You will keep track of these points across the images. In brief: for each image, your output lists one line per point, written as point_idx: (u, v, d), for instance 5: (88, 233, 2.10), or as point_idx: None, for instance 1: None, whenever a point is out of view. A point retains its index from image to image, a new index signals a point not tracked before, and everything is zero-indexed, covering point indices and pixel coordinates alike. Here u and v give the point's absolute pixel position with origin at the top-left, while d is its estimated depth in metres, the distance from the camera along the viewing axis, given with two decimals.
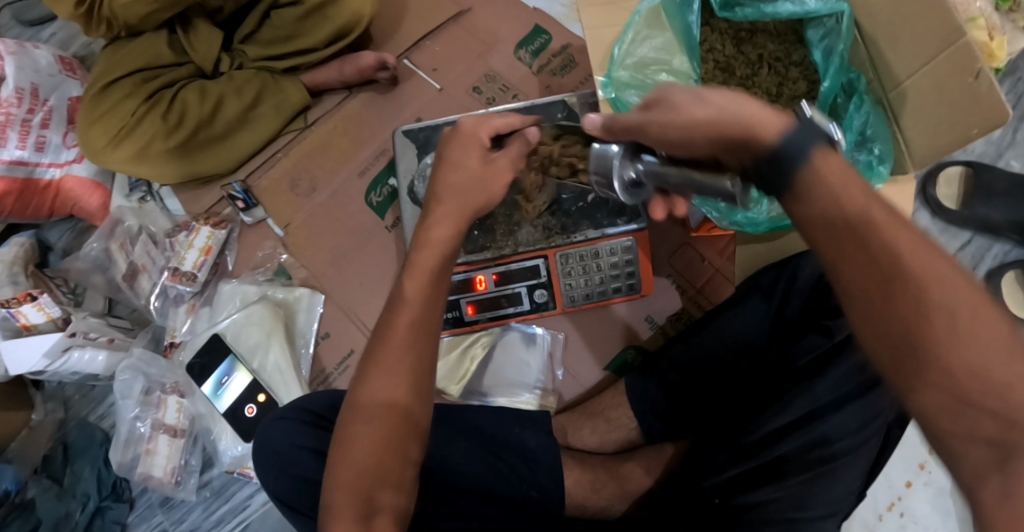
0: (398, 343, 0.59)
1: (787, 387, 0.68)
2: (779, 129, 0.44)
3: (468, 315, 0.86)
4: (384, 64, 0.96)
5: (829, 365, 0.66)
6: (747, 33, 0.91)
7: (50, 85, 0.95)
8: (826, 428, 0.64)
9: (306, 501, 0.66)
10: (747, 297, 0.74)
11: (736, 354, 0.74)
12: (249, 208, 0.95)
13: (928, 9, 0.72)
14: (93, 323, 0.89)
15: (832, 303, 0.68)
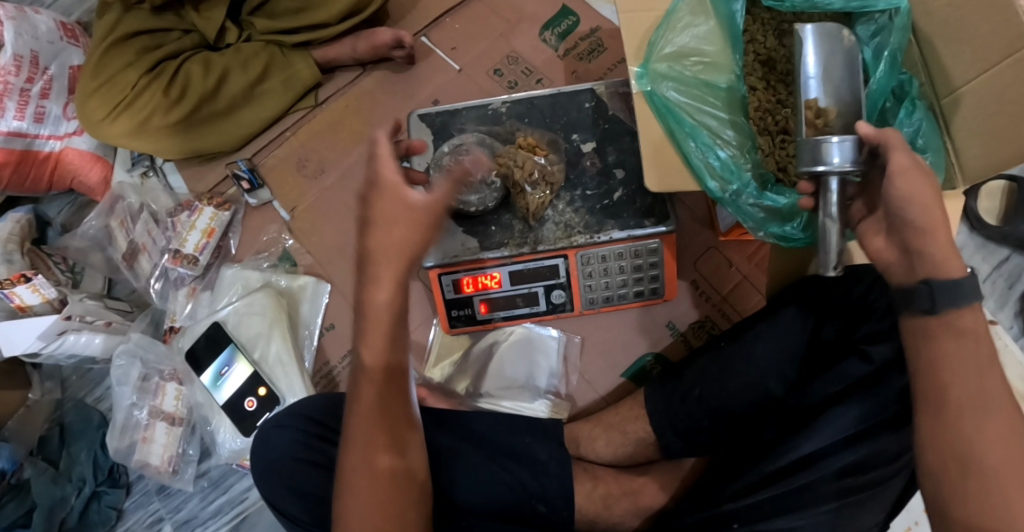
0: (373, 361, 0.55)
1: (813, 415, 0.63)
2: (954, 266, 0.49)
3: (480, 313, 0.82)
4: (400, 42, 0.89)
5: (855, 398, 0.61)
6: (792, 23, 0.81)
7: (51, 52, 0.91)
8: (855, 459, 0.60)
9: (300, 511, 0.64)
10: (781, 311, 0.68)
11: (766, 375, 0.67)
12: (255, 190, 0.91)
13: (992, 13, 0.68)
14: (90, 306, 0.85)
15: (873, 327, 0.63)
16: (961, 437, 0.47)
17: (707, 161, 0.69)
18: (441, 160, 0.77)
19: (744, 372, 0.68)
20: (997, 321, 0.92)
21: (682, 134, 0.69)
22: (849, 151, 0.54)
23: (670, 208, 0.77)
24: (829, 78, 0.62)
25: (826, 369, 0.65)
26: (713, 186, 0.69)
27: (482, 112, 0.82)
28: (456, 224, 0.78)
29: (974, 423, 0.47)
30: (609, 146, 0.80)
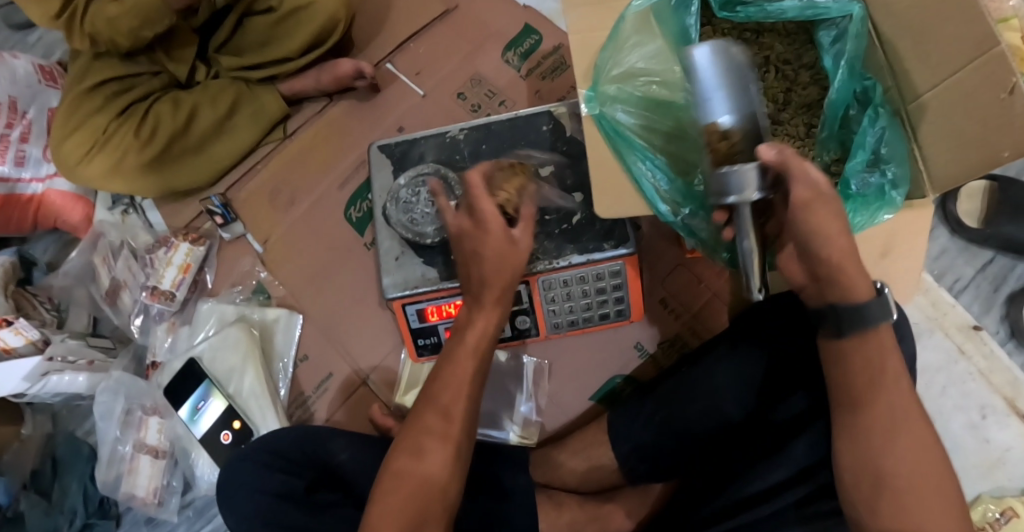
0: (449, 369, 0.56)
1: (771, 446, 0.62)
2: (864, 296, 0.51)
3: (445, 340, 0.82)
4: (361, 72, 0.91)
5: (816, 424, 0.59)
6: (753, 33, 0.86)
7: (29, 96, 0.93)
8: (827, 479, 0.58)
9: None
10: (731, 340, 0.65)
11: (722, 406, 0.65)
12: (228, 223, 0.92)
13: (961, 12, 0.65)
14: (71, 345, 0.88)
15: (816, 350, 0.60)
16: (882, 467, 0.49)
17: (657, 185, 0.68)
18: (398, 194, 0.78)
19: (697, 402, 0.66)
20: (982, 326, 0.92)
21: (632, 157, 0.68)
22: (757, 177, 0.53)
23: (629, 229, 0.76)
24: (731, 94, 0.61)
25: (780, 396, 0.62)
26: (664, 209, 0.68)
27: (440, 141, 0.82)
28: (417, 255, 0.78)
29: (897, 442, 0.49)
30: (569, 169, 0.79)
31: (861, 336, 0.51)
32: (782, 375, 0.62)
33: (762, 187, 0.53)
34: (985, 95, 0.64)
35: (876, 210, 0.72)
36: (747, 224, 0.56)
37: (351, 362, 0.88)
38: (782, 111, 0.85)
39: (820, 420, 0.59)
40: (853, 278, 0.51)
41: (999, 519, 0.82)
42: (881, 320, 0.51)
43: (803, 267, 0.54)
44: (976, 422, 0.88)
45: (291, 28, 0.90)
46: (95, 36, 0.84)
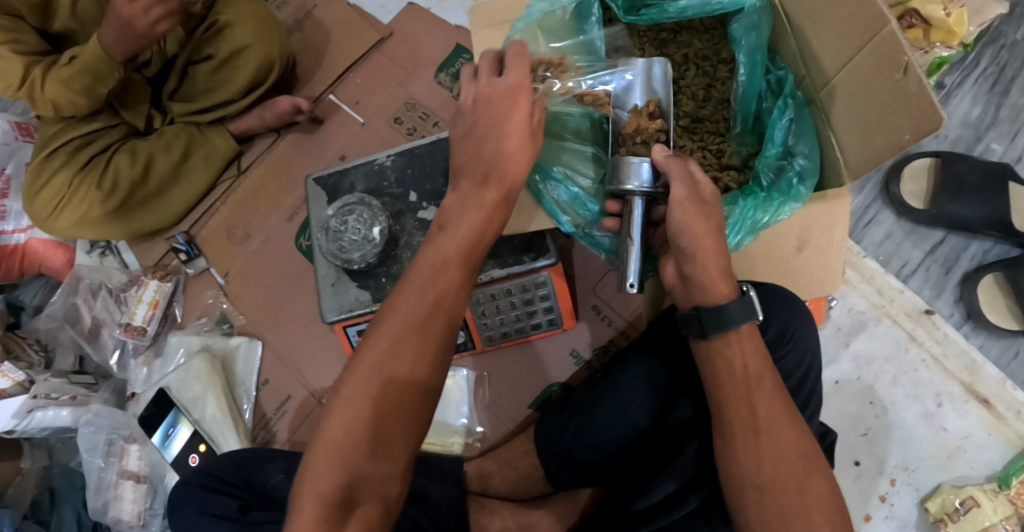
0: (404, 316, 0.50)
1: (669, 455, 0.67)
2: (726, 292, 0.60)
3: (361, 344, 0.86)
4: (299, 108, 0.96)
5: (706, 427, 0.65)
6: (671, 32, 0.85)
7: (6, 153, 1.02)
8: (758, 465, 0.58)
9: None
10: (626, 363, 0.71)
11: (629, 419, 0.68)
12: (192, 259, 0.99)
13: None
14: (54, 383, 0.95)
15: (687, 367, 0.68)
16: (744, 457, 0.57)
17: (557, 197, 0.71)
18: (328, 225, 0.81)
19: (608, 413, 0.69)
20: (934, 310, 0.88)
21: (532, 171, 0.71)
22: (649, 174, 0.65)
23: (548, 241, 0.79)
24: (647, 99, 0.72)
25: (668, 408, 0.68)
26: (564, 220, 0.71)
27: (368, 169, 0.85)
28: (351, 280, 0.82)
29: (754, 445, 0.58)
30: None
31: (724, 340, 0.61)
32: (675, 383, 0.68)
33: (652, 183, 0.65)
34: (881, 77, 0.64)
35: (782, 203, 0.71)
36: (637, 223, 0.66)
37: (306, 384, 0.93)
38: (702, 107, 0.84)
39: (706, 422, 0.65)
40: (715, 286, 0.61)
41: (958, 510, 0.79)
42: (744, 321, 0.60)
43: (676, 271, 0.65)
44: (931, 411, 0.85)
45: (235, 69, 0.96)
46: (54, 102, 0.91)
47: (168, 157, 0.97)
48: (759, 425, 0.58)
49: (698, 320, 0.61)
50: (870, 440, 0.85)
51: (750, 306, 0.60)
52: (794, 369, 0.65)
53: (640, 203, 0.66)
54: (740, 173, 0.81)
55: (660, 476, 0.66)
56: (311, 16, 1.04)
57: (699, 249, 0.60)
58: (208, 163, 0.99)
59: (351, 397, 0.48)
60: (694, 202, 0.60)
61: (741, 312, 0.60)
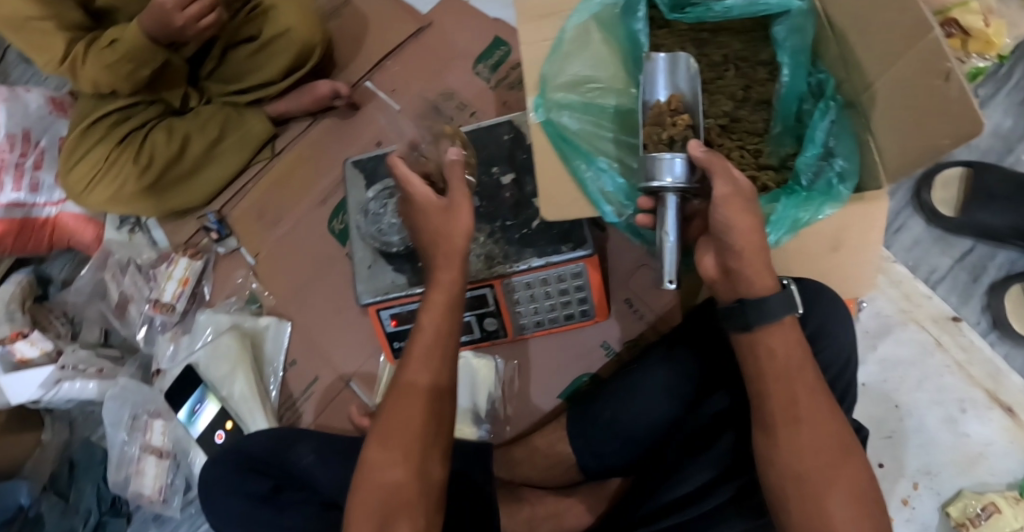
0: (430, 334, 0.62)
1: (698, 447, 0.66)
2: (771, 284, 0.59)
3: (391, 327, 0.84)
4: (338, 92, 0.97)
5: (744, 417, 0.63)
6: (710, 33, 0.86)
7: (41, 127, 1.03)
8: (798, 459, 0.57)
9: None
10: (660, 359, 0.71)
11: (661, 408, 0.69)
12: (223, 238, 0.99)
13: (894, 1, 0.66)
14: (82, 355, 0.96)
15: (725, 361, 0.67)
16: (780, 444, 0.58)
17: (601, 186, 0.71)
18: (369, 207, 0.84)
19: (641, 402, 0.70)
20: (961, 317, 0.89)
21: (576, 161, 0.71)
22: (683, 169, 0.63)
23: (586, 232, 0.79)
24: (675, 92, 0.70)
25: (702, 399, 0.67)
26: (608, 210, 0.70)
27: None
28: (387, 263, 0.82)
29: (791, 435, 0.58)
30: (527, 177, 0.82)
31: (768, 330, 0.60)
32: (709, 375, 0.68)
33: (685, 178, 0.63)
34: (921, 83, 0.65)
35: (822, 203, 0.72)
36: (671, 217, 0.64)
37: (334, 369, 0.93)
38: (739, 108, 0.85)
39: (745, 413, 0.63)
40: (759, 276, 0.60)
41: (979, 514, 0.80)
42: (784, 315, 0.59)
43: (716, 263, 0.63)
44: (954, 416, 0.86)
45: (276, 50, 0.97)
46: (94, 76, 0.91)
47: (202, 135, 0.98)
48: (800, 415, 0.58)
49: (740, 312, 0.60)
50: (894, 443, 0.86)
51: (791, 299, 0.59)
52: (833, 363, 0.65)
53: (673, 199, 0.64)
54: (778, 173, 0.81)
55: (688, 467, 0.65)
56: (350, 4, 1.05)
57: (744, 246, 0.59)
58: (243, 144, 1.00)
59: (396, 404, 0.59)
60: (741, 199, 0.58)
61: (782, 308, 0.59)
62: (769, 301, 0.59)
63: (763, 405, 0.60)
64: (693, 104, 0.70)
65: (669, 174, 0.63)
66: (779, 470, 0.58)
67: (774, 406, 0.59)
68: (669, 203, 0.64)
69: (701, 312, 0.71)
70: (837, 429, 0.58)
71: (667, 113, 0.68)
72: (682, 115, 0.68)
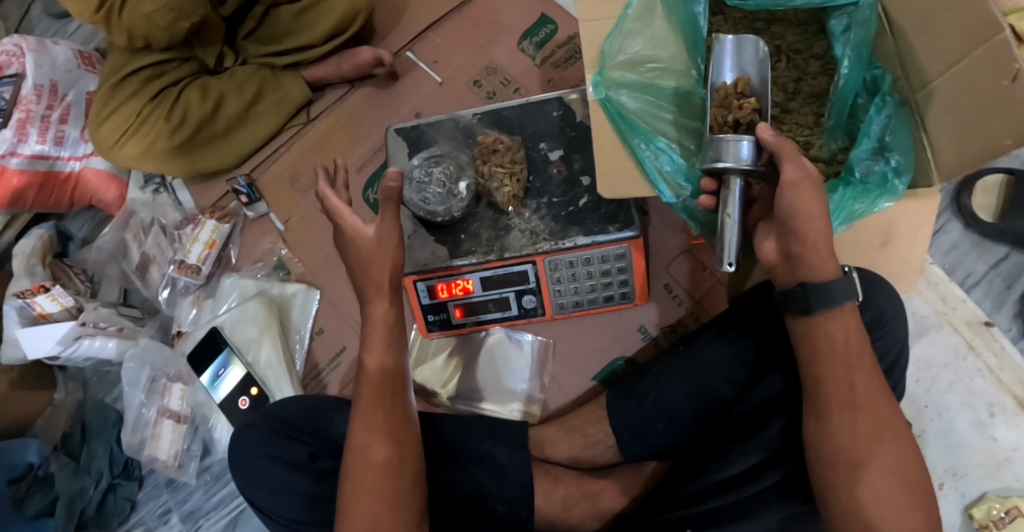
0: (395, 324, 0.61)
1: (746, 431, 0.66)
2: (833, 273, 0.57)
3: (434, 296, 0.83)
4: (381, 61, 0.95)
5: (797, 405, 0.62)
6: (764, 22, 0.86)
7: (69, 81, 1.01)
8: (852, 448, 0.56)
9: (285, 508, 0.68)
10: (710, 342, 0.70)
11: (709, 392, 0.69)
12: (252, 203, 0.97)
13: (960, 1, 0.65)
14: (102, 313, 0.94)
15: (779, 346, 0.65)
16: (834, 431, 0.57)
17: (660, 167, 0.70)
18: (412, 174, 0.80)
19: (686, 384, 0.70)
20: (994, 322, 0.90)
21: (635, 140, 0.70)
22: (750, 151, 0.60)
23: (633, 213, 0.78)
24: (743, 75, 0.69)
25: (754, 383, 0.67)
26: (666, 191, 0.69)
27: (454, 125, 0.85)
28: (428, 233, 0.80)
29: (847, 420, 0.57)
30: (576, 154, 0.81)
31: (827, 315, 0.58)
32: (767, 359, 0.66)
33: (753, 161, 0.60)
34: (985, 83, 0.64)
35: (876, 197, 0.71)
36: (734, 199, 0.62)
37: (364, 338, 0.91)
38: (790, 100, 0.85)
39: (798, 399, 0.62)
40: (822, 261, 0.57)
41: (1002, 518, 0.80)
42: (846, 301, 0.57)
43: (777, 246, 0.61)
44: (982, 420, 0.87)
45: (321, 13, 0.95)
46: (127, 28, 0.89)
47: (238, 96, 0.96)
48: (856, 401, 0.57)
49: (800, 294, 0.58)
50: (922, 443, 0.87)
51: (853, 286, 0.57)
52: (887, 352, 0.65)
53: (738, 182, 0.61)
54: (827, 166, 0.81)
55: (734, 451, 0.65)
56: None
57: (810, 231, 0.56)
58: (279, 108, 0.98)
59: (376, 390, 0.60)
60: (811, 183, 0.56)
61: (845, 293, 0.57)
62: (834, 287, 0.56)
63: (818, 390, 0.59)
64: (761, 87, 0.68)
65: (737, 155, 0.60)
66: (830, 458, 0.57)
67: (830, 394, 0.58)
68: (735, 186, 0.61)
69: (749, 295, 0.70)
70: (893, 420, 0.57)
71: (734, 96, 0.67)
72: (749, 98, 0.66)
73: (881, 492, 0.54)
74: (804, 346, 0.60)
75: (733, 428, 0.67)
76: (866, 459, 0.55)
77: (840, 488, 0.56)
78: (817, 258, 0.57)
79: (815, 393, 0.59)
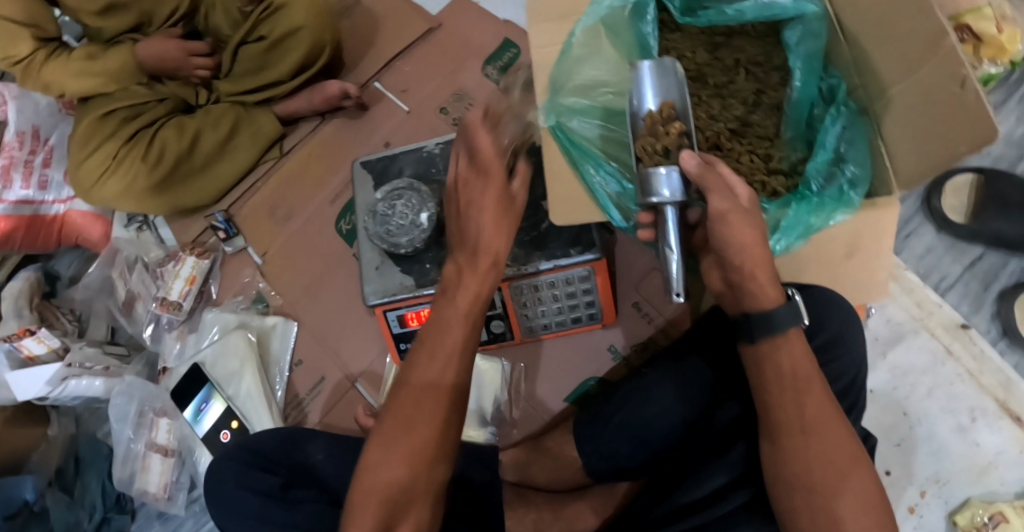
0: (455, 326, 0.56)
1: (710, 454, 0.65)
2: (775, 299, 0.58)
3: (401, 327, 0.84)
4: (348, 93, 0.97)
5: (754, 426, 0.63)
6: (723, 37, 0.86)
7: (51, 124, 1.03)
8: (802, 469, 0.56)
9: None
10: (673, 365, 0.70)
11: (674, 417, 0.69)
12: (230, 238, 0.99)
13: (913, 7, 0.65)
14: (89, 352, 0.97)
15: (736, 370, 0.67)
16: (789, 454, 0.57)
17: (610, 192, 0.70)
18: (376, 208, 0.82)
19: (654, 409, 0.69)
20: (971, 325, 0.89)
21: (586, 165, 0.71)
22: (680, 183, 0.63)
23: (595, 236, 0.79)
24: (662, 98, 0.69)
25: (713, 406, 0.67)
26: (616, 216, 0.70)
27: (417, 156, 0.87)
28: (395, 264, 0.82)
29: (802, 443, 0.57)
30: (537, 180, 0.82)
31: (774, 342, 0.58)
32: (721, 383, 0.68)
33: (684, 192, 0.63)
34: (938, 89, 0.64)
35: (834, 209, 0.70)
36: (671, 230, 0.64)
37: (342, 367, 0.93)
38: (751, 112, 0.83)
39: (755, 421, 0.63)
40: (764, 289, 0.58)
41: (987, 523, 0.79)
42: (791, 326, 0.58)
43: (721, 277, 0.62)
44: (965, 425, 0.85)
45: (288, 46, 0.96)
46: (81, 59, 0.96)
47: (213, 131, 0.98)
48: (807, 425, 0.57)
49: (745, 327, 0.59)
50: (903, 451, 0.85)
51: (797, 311, 0.58)
52: (841, 375, 0.64)
53: (673, 212, 0.64)
54: (788, 178, 0.80)
55: (700, 474, 0.64)
56: (360, 3, 1.05)
57: (747, 259, 0.58)
58: (252, 142, 0.99)
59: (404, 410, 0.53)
60: (738, 215, 0.57)
61: (790, 319, 0.57)
62: (777, 313, 0.57)
63: (772, 411, 0.58)
64: (684, 110, 0.68)
65: (661, 190, 0.63)
66: (787, 481, 0.57)
67: (782, 417, 0.58)
68: (670, 216, 0.64)
69: (710, 317, 0.71)
70: (847, 439, 0.56)
71: (658, 124, 0.67)
72: (673, 123, 0.66)
73: (834, 513, 0.54)
74: (757, 370, 0.60)
75: (699, 452, 0.66)
76: (822, 482, 0.55)
77: (796, 510, 0.56)
78: (762, 283, 0.58)
79: (769, 417, 0.59)
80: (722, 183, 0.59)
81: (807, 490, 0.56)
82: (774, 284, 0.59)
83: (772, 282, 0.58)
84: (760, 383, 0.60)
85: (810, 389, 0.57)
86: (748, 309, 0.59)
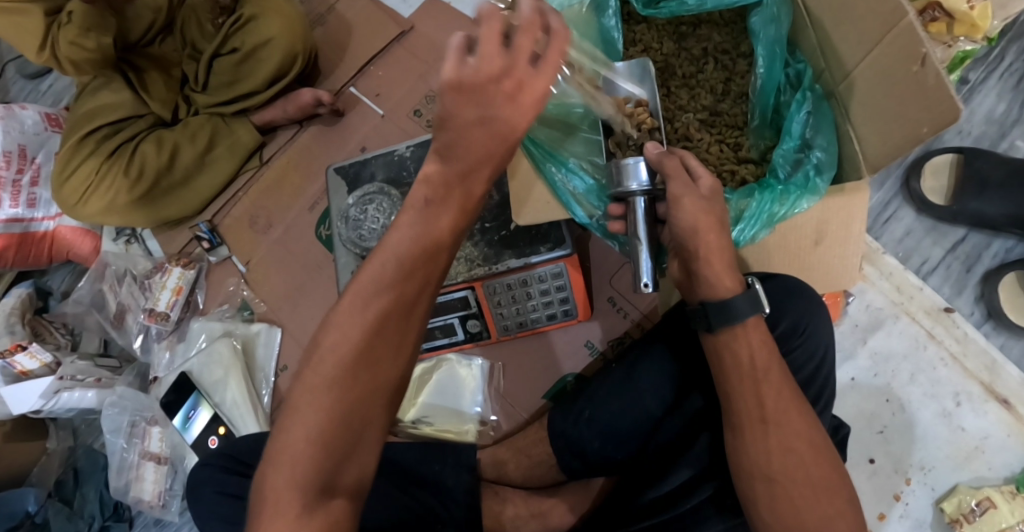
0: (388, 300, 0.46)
1: (675, 452, 0.66)
2: (732, 289, 0.57)
3: None
4: (321, 101, 0.98)
5: (717, 420, 0.64)
6: (689, 26, 0.84)
7: (37, 143, 1.05)
8: (762, 460, 0.56)
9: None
10: (637, 364, 0.70)
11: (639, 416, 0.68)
12: (215, 247, 1.00)
13: None
14: (80, 365, 0.99)
15: (698, 365, 0.67)
16: (750, 445, 0.56)
17: (573, 189, 0.71)
18: (348, 213, 0.84)
19: (621, 407, 0.69)
20: (955, 308, 0.88)
21: (548, 165, 0.71)
22: (647, 173, 0.63)
23: (565, 232, 0.79)
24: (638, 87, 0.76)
25: (676, 403, 0.67)
26: (580, 213, 0.70)
27: (388, 159, 0.87)
28: None
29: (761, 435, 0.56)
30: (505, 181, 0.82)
31: (731, 333, 0.57)
32: (686, 375, 0.68)
33: (650, 182, 0.64)
34: (898, 71, 0.61)
35: (799, 195, 0.70)
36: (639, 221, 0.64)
37: None
38: (720, 102, 0.83)
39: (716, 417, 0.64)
40: (720, 277, 0.57)
41: (974, 510, 0.78)
42: (749, 316, 0.57)
43: (681, 267, 0.61)
44: (949, 410, 0.84)
45: (260, 56, 0.97)
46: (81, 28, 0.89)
47: (190, 145, 0.99)
48: (766, 416, 0.56)
49: (702, 314, 0.58)
50: (886, 438, 0.85)
51: (756, 299, 0.57)
52: (805, 363, 0.65)
53: (641, 203, 0.64)
54: (758, 166, 0.80)
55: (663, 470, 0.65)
56: (333, 10, 1.06)
57: (702, 246, 0.57)
58: (230, 153, 1.01)
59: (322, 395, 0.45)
60: (692, 197, 0.57)
61: (748, 307, 0.57)
62: (735, 301, 0.57)
63: (732, 402, 0.58)
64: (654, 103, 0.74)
65: (631, 181, 0.64)
66: (747, 472, 0.57)
67: (741, 408, 0.57)
68: (639, 208, 0.64)
69: (677, 311, 0.71)
70: (808, 429, 0.56)
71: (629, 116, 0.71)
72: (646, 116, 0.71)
73: (794, 504, 0.54)
74: (717, 360, 0.59)
75: (664, 450, 0.67)
76: (783, 472, 0.55)
77: (759, 502, 0.55)
78: (719, 272, 0.57)
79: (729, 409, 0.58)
80: (678, 172, 0.59)
81: (769, 481, 0.55)
82: (731, 271, 0.58)
83: (728, 270, 0.58)
84: (722, 376, 0.59)
85: (769, 378, 0.56)
86: (706, 299, 0.58)
